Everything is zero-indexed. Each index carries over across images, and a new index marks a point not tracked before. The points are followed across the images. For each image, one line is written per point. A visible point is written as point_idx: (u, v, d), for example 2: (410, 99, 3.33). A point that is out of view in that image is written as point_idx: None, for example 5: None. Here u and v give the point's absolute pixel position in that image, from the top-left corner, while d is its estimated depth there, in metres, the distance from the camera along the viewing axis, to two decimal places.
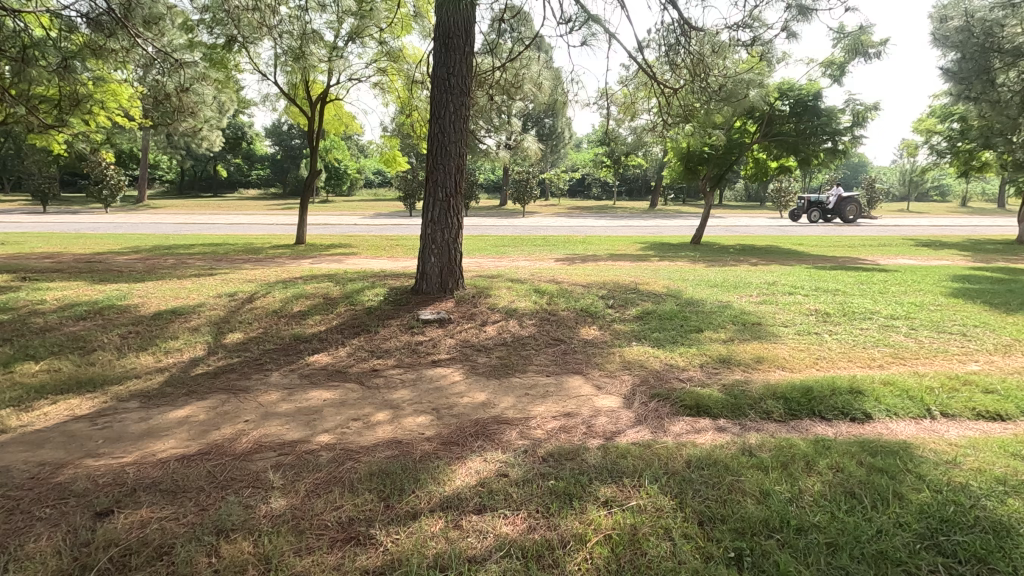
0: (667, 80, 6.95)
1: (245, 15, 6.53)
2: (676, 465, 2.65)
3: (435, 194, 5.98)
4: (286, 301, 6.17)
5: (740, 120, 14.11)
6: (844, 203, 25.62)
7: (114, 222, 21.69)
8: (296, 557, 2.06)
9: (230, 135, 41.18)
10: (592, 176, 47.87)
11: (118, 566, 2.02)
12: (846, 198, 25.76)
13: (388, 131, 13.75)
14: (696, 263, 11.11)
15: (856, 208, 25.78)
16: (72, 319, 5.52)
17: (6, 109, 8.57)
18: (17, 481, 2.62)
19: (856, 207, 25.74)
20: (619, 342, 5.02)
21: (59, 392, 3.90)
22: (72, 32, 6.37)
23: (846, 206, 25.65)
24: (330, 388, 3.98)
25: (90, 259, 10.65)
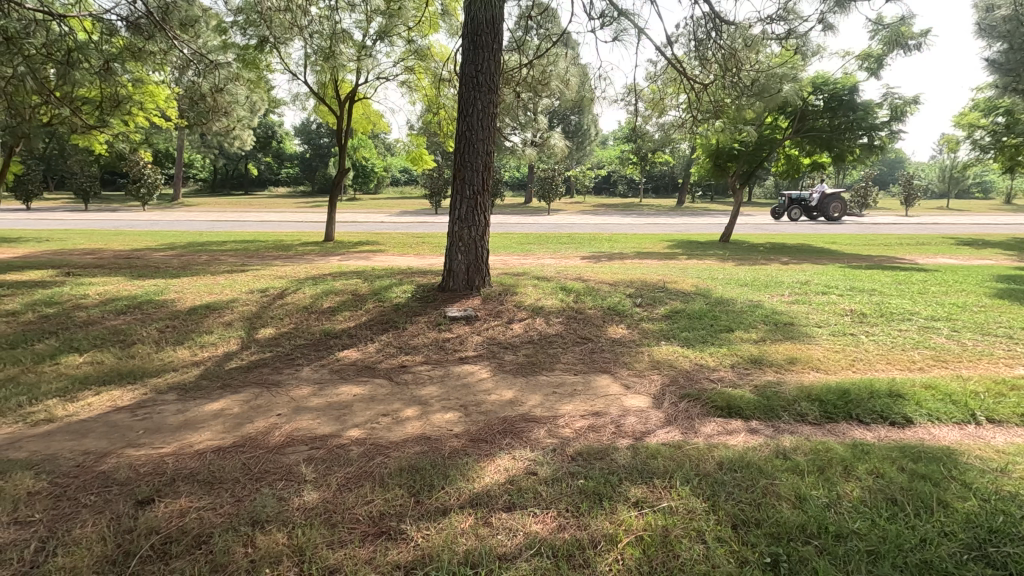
0: (697, 76, 6.84)
1: (278, 16, 6.65)
2: (708, 466, 2.61)
3: (463, 191, 6.00)
4: (316, 298, 6.27)
5: (772, 116, 13.80)
6: (828, 201, 25.17)
7: (152, 219, 22.39)
8: (329, 550, 2.09)
9: (261, 135, 42.14)
10: (617, 173, 47.49)
11: (158, 554, 2.07)
12: (831, 197, 25.28)
13: (415, 129, 13.85)
14: (725, 261, 10.91)
15: (842, 206, 25.24)
16: (113, 314, 5.72)
17: (52, 111, 8.93)
18: (64, 469, 2.72)
19: (841, 205, 25.22)
20: (647, 342, 4.95)
21: (101, 384, 4.04)
22: (112, 35, 6.61)
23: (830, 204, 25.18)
24: (359, 384, 4.04)
25: (129, 255, 11.03)
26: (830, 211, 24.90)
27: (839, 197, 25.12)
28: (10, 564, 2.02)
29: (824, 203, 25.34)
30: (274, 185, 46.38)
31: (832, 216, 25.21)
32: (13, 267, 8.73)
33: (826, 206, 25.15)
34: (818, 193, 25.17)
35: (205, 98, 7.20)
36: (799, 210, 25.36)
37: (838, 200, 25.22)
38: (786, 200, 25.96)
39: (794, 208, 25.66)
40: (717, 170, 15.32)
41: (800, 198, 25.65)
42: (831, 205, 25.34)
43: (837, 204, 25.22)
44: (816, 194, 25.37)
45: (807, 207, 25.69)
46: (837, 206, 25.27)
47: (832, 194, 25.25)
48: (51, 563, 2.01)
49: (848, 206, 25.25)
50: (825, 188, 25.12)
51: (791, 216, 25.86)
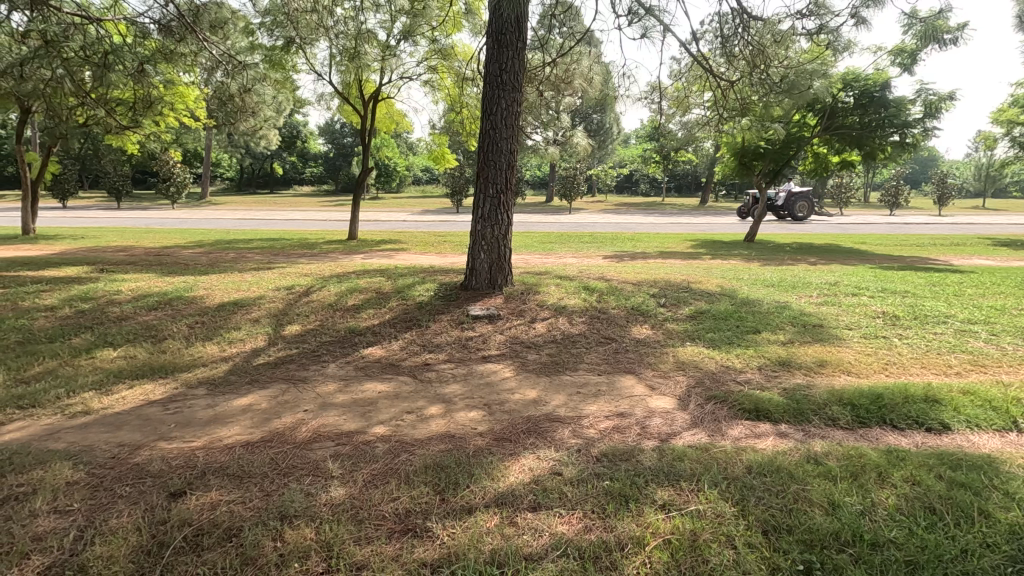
0: (723, 73, 6.73)
1: (304, 17, 6.75)
2: (736, 470, 2.56)
3: (486, 190, 6.00)
4: (341, 295, 6.36)
5: (800, 113, 13.54)
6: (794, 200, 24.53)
7: (182, 218, 22.96)
8: (356, 546, 2.11)
9: (287, 135, 42.88)
10: (639, 172, 47.17)
11: (191, 545, 2.11)
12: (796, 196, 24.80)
13: (437, 128, 13.91)
14: (751, 261, 10.74)
15: (807, 206, 24.75)
16: (145, 309, 5.86)
17: (87, 112, 9.21)
18: (100, 460, 2.79)
19: (806, 205, 24.64)
20: (672, 342, 4.90)
21: (135, 377, 4.15)
22: (145, 38, 6.79)
23: (795, 203, 24.63)
24: (384, 381, 4.07)
25: (160, 253, 11.30)
26: (795, 210, 24.33)
27: (804, 196, 24.53)
28: (51, 551, 2.08)
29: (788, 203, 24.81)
30: (299, 185, 47.14)
31: (798, 215, 24.68)
32: (51, 264, 9.04)
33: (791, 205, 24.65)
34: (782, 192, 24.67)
35: (234, 99, 7.36)
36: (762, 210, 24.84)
37: (804, 199, 24.72)
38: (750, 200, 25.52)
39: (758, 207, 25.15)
40: (743, 169, 15.08)
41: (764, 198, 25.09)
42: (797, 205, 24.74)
43: (802, 204, 24.70)
44: (781, 194, 24.87)
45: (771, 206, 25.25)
46: (802, 206, 24.74)
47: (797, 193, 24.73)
48: (89, 552, 2.07)
49: (813, 206, 24.72)
50: (791, 186, 24.62)
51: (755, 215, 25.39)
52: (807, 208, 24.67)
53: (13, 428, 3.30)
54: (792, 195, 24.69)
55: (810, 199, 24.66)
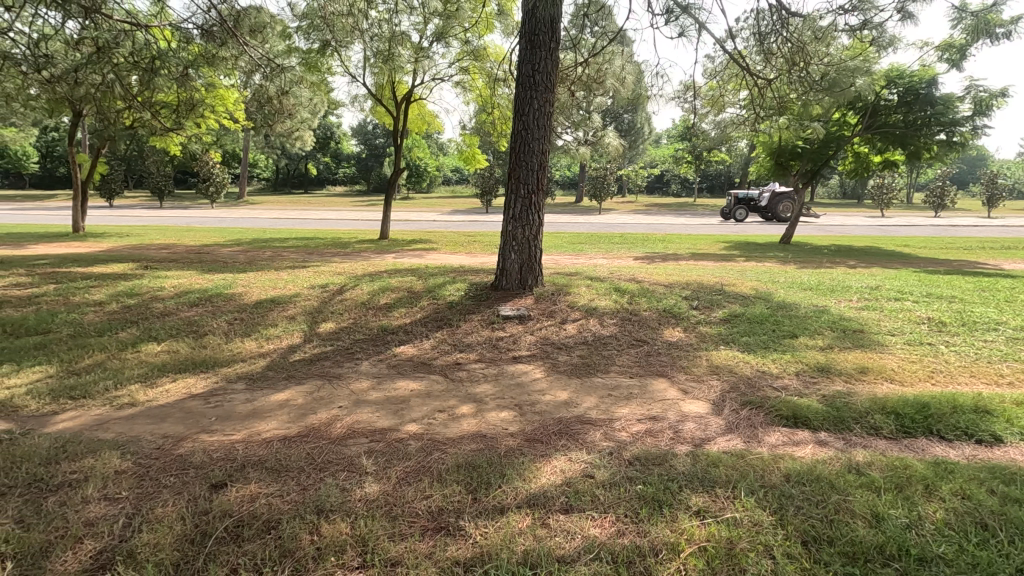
0: (760, 71, 6.57)
1: (340, 20, 6.84)
2: (773, 478, 2.50)
3: (517, 191, 6.00)
4: (374, 294, 6.46)
5: (839, 112, 13.20)
6: (777, 201, 23.82)
7: (221, 216, 23.71)
8: (390, 542, 2.14)
9: (321, 136, 43.80)
10: (670, 172, 46.58)
11: (232, 536, 2.17)
12: (780, 196, 24.00)
13: (467, 129, 13.98)
14: (787, 264, 10.47)
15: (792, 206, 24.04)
16: (187, 306, 6.06)
17: (135, 116, 9.59)
18: (146, 450, 2.90)
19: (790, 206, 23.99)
20: (705, 346, 4.82)
21: (178, 371, 4.30)
22: (188, 43, 7.01)
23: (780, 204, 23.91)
24: (416, 379, 4.12)
25: (201, 251, 11.69)
26: (779, 212, 23.69)
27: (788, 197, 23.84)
28: (102, 536, 2.17)
29: (772, 203, 24.05)
30: (332, 185, 48.05)
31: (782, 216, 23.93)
32: (100, 260, 9.45)
33: (775, 206, 23.90)
34: (766, 193, 23.86)
35: (272, 101, 7.54)
36: (744, 210, 24.19)
37: (788, 200, 23.95)
38: (732, 200, 24.82)
39: (740, 207, 24.43)
40: (778, 169, 14.93)
41: (746, 198, 24.56)
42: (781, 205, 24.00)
43: (785, 204, 23.94)
44: (765, 194, 24.10)
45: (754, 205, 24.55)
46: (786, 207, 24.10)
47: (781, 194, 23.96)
48: (137, 539, 2.15)
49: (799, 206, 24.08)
50: (775, 187, 23.79)
51: (737, 216, 24.72)
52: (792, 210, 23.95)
53: (66, 417, 3.46)
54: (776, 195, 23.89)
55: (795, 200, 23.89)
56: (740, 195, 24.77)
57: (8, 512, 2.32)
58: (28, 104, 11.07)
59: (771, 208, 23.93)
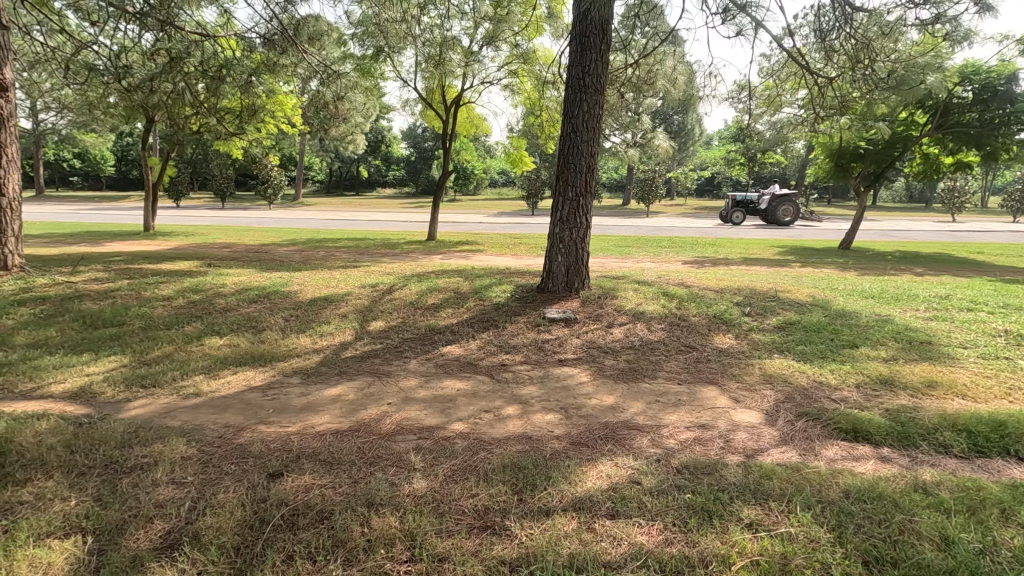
0: (821, 70, 6.31)
1: (394, 27, 7.01)
2: (831, 493, 2.40)
3: (565, 193, 5.99)
4: (421, 294, 6.58)
5: (907, 111, 12.51)
6: (776, 205, 22.69)
7: (278, 217, 24.74)
8: (438, 538, 2.17)
9: (372, 139, 45.06)
10: (721, 175, 45.30)
11: (288, 524, 2.26)
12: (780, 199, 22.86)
13: (514, 132, 14.03)
14: (847, 270, 10.01)
15: (792, 210, 22.87)
16: (247, 302, 6.35)
17: (202, 121, 10.13)
18: (210, 438, 3.06)
19: (791, 209, 22.84)
20: (758, 353, 4.67)
21: (238, 364, 4.51)
22: (252, 52, 7.35)
23: (780, 208, 22.76)
24: (462, 379, 4.17)
25: (259, 249, 12.24)
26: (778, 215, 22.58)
27: (788, 200, 22.72)
28: (170, 518, 2.30)
29: (772, 206, 22.97)
30: (382, 187, 49.27)
31: (782, 221, 22.77)
32: (167, 258, 10.04)
33: (775, 210, 22.77)
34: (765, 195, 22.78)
35: (328, 106, 7.82)
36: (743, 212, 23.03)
37: (789, 203, 22.78)
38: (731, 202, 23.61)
39: (739, 211, 23.30)
40: (838, 172, 14.38)
41: (745, 201, 23.42)
42: (781, 209, 22.80)
43: (785, 208, 22.77)
44: (764, 197, 22.99)
45: (753, 208, 23.36)
46: (786, 210, 22.89)
47: (781, 196, 22.84)
48: (201, 522, 2.27)
49: (798, 210, 22.98)
50: (775, 189, 22.62)
51: (736, 220, 23.49)
52: (792, 214, 22.81)
53: (138, 404, 3.70)
54: (776, 199, 22.76)
55: (795, 204, 22.75)
56: (739, 198, 23.56)
57: (88, 490, 2.50)
58: (109, 110, 11.91)
59: (770, 211, 22.83)
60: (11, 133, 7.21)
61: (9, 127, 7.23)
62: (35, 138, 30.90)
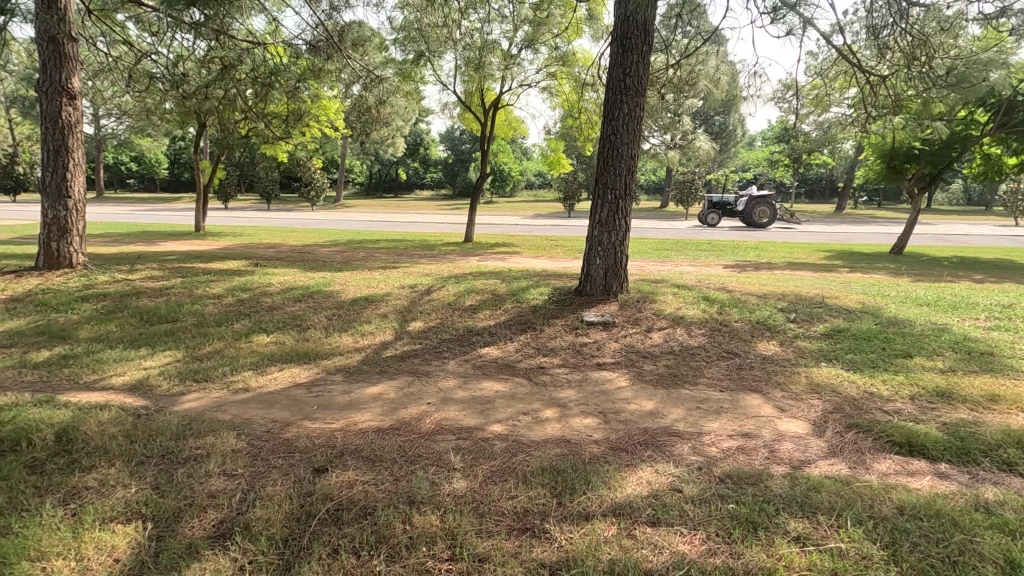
0: (874, 68, 6.07)
1: (436, 31, 7.11)
2: (884, 509, 2.31)
3: (605, 196, 5.96)
4: (459, 295, 6.64)
5: (966, 109, 11.89)
6: (752, 206, 22.01)
7: (321, 218, 25.41)
8: (478, 538, 2.19)
9: (411, 143, 45.87)
10: (764, 176, 43.99)
11: (333, 518, 2.33)
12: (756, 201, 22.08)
13: (552, 134, 14.00)
14: (900, 276, 9.59)
15: (769, 211, 22.00)
16: (292, 301, 6.55)
17: (250, 126, 10.53)
18: (258, 433, 3.17)
19: (767, 211, 22.02)
20: (805, 361, 4.53)
21: (284, 361, 4.66)
22: (298, 58, 7.57)
23: (755, 210, 22.03)
24: (500, 381, 4.19)
25: (303, 250, 12.62)
26: (752, 217, 21.91)
27: (764, 201, 21.95)
28: (223, 508, 2.40)
29: (749, 207, 22.23)
30: (420, 189, 50.05)
31: (758, 223, 22.00)
32: (217, 257, 10.46)
33: (750, 211, 22.01)
34: (741, 197, 22.18)
35: (371, 110, 8.02)
36: (717, 214, 22.54)
37: (765, 204, 22.01)
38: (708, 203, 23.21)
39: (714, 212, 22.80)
40: (891, 173, 13.81)
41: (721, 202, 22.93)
42: (756, 210, 22.05)
43: (762, 209, 21.93)
44: (740, 199, 22.22)
45: (730, 210, 22.79)
46: (762, 212, 22.07)
47: (758, 197, 22.08)
48: (252, 512, 2.35)
49: (775, 212, 22.15)
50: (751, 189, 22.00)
51: (710, 220, 22.98)
52: (770, 216, 21.93)
53: (192, 397, 3.86)
54: (752, 199, 22.05)
55: (772, 205, 22.01)
56: (715, 199, 22.95)
57: (147, 479, 2.63)
58: (166, 115, 12.47)
59: (747, 213, 22.05)
60: (79, 140, 7.62)
61: (77, 133, 7.65)
62: (97, 143, 32.73)
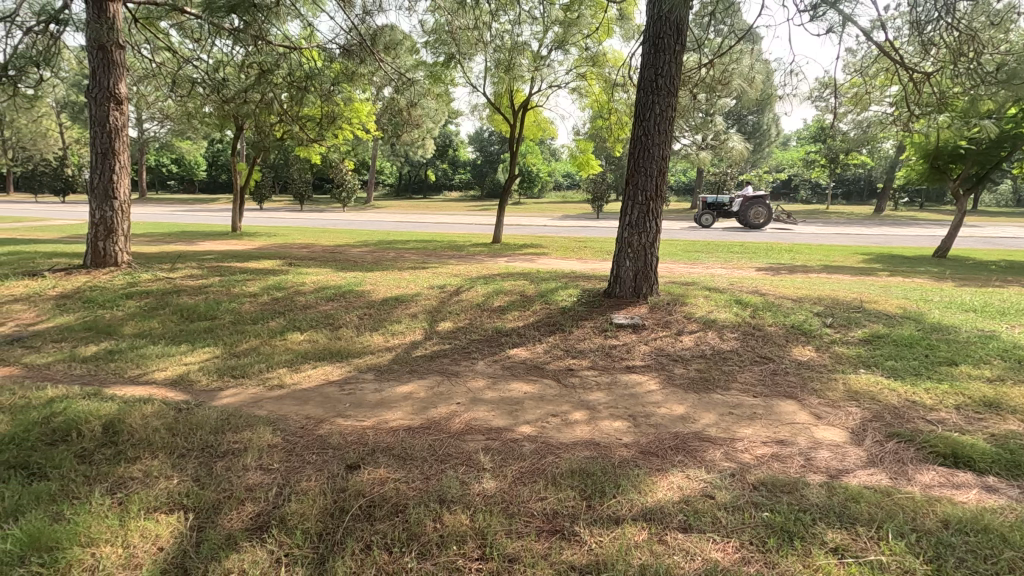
0: (918, 65, 5.86)
1: (466, 33, 7.16)
2: (929, 522, 2.23)
3: (635, 197, 5.90)
4: (488, 296, 6.67)
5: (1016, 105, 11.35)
6: (747, 207, 21.55)
7: (353, 219, 25.87)
8: (508, 539, 2.20)
9: (440, 144, 46.32)
10: (800, 177, 42.94)
11: (366, 514, 2.37)
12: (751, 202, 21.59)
13: (580, 134, 13.94)
14: (944, 281, 9.23)
15: (765, 212, 21.51)
16: (324, 300, 6.69)
17: (285, 129, 10.77)
18: (292, 429, 3.25)
19: (763, 211, 21.53)
20: (842, 368, 4.40)
21: (317, 359, 4.76)
22: (331, 62, 7.71)
23: (749, 211, 21.56)
24: (529, 382, 4.20)
25: (335, 250, 12.88)
26: (746, 217, 21.43)
27: (760, 202, 21.46)
28: (260, 501, 2.46)
29: (744, 208, 21.75)
30: (449, 190, 50.44)
31: (754, 224, 21.54)
32: (253, 257, 10.76)
33: (744, 211, 21.54)
34: (736, 198, 21.72)
35: (402, 112, 8.13)
36: (711, 215, 22.09)
37: (761, 205, 21.55)
38: (702, 204, 22.73)
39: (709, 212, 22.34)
40: (934, 173, 13.32)
41: (716, 203, 22.49)
42: (752, 211, 21.57)
43: (758, 209, 21.48)
44: (735, 199, 21.78)
45: (725, 211, 22.32)
46: (757, 213, 21.61)
47: (754, 198, 21.59)
48: (287, 506, 2.41)
49: (771, 213, 21.68)
50: (747, 190, 21.54)
51: (704, 221, 22.47)
52: (766, 216, 21.43)
53: (229, 393, 3.98)
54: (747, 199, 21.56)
55: (768, 206, 21.52)
56: (709, 199, 22.46)
57: (188, 470, 2.72)
58: (206, 119, 12.88)
59: (742, 213, 21.56)
60: (126, 143, 7.93)
61: (124, 137, 7.97)
62: (140, 146, 34.01)
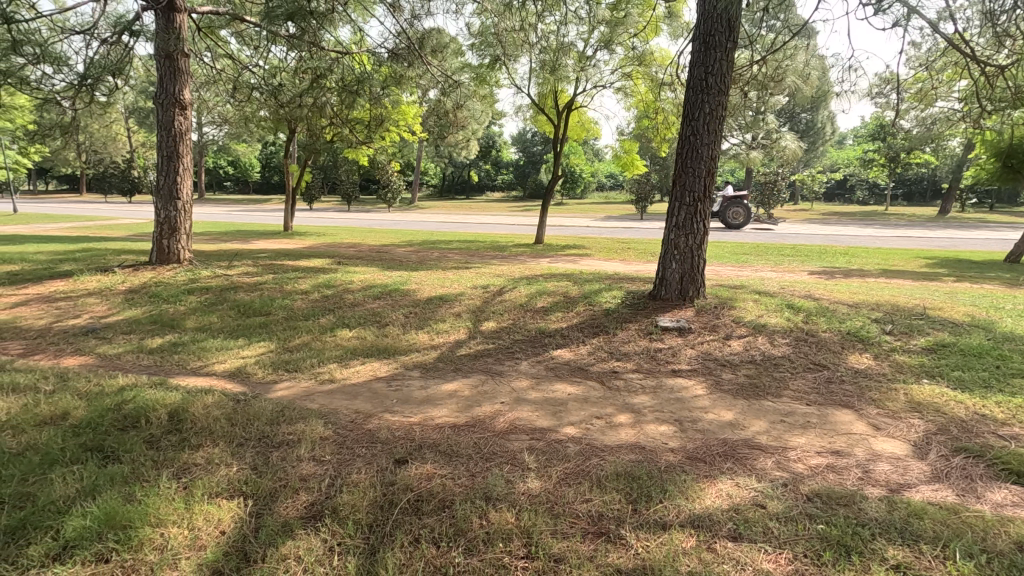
0: (991, 57, 5.53)
1: (511, 35, 7.20)
2: (1001, 544, 2.10)
3: (682, 198, 5.79)
4: (531, 297, 6.70)
5: None
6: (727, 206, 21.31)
7: (399, 219, 26.42)
8: (553, 539, 2.21)
9: (484, 145, 46.71)
10: (856, 176, 41.15)
11: (413, 508, 2.42)
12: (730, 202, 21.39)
13: (625, 134, 13.79)
14: (1018, 287, 8.63)
15: (742, 212, 21.32)
16: (372, 298, 6.87)
17: (335, 131, 11.10)
18: (343, 423, 3.35)
19: (741, 211, 21.32)
20: (903, 377, 4.19)
21: (365, 355, 4.89)
22: (380, 66, 7.91)
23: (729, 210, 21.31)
24: (572, 383, 4.19)
25: (381, 249, 13.17)
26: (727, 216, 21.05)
27: (740, 202, 21.29)
28: (313, 492, 2.56)
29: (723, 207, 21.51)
30: (492, 191, 50.70)
31: (733, 224, 21.27)
32: (303, 255, 11.14)
33: (724, 211, 21.27)
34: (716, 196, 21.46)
35: (449, 113, 8.26)
36: None
37: (740, 205, 21.43)
38: None
39: None
40: (1008, 173, 12.49)
41: None
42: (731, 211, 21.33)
43: (736, 210, 21.28)
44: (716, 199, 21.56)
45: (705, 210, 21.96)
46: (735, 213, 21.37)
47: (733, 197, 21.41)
48: (339, 497, 2.49)
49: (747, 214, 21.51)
50: (727, 189, 21.38)
51: None
52: (744, 216, 21.32)
53: (284, 386, 4.15)
54: (728, 199, 21.39)
55: (746, 206, 21.38)
56: None
57: (246, 459, 2.85)
58: (263, 122, 13.40)
59: (722, 213, 21.28)
60: (188, 146, 8.34)
61: (187, 140, 8.38)
62: (201, 149, 35.74)
